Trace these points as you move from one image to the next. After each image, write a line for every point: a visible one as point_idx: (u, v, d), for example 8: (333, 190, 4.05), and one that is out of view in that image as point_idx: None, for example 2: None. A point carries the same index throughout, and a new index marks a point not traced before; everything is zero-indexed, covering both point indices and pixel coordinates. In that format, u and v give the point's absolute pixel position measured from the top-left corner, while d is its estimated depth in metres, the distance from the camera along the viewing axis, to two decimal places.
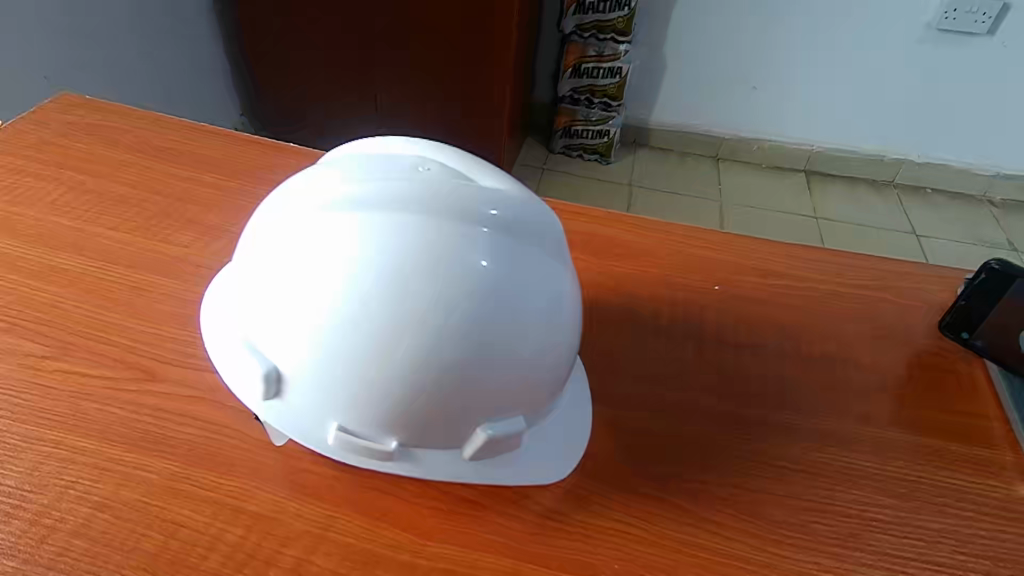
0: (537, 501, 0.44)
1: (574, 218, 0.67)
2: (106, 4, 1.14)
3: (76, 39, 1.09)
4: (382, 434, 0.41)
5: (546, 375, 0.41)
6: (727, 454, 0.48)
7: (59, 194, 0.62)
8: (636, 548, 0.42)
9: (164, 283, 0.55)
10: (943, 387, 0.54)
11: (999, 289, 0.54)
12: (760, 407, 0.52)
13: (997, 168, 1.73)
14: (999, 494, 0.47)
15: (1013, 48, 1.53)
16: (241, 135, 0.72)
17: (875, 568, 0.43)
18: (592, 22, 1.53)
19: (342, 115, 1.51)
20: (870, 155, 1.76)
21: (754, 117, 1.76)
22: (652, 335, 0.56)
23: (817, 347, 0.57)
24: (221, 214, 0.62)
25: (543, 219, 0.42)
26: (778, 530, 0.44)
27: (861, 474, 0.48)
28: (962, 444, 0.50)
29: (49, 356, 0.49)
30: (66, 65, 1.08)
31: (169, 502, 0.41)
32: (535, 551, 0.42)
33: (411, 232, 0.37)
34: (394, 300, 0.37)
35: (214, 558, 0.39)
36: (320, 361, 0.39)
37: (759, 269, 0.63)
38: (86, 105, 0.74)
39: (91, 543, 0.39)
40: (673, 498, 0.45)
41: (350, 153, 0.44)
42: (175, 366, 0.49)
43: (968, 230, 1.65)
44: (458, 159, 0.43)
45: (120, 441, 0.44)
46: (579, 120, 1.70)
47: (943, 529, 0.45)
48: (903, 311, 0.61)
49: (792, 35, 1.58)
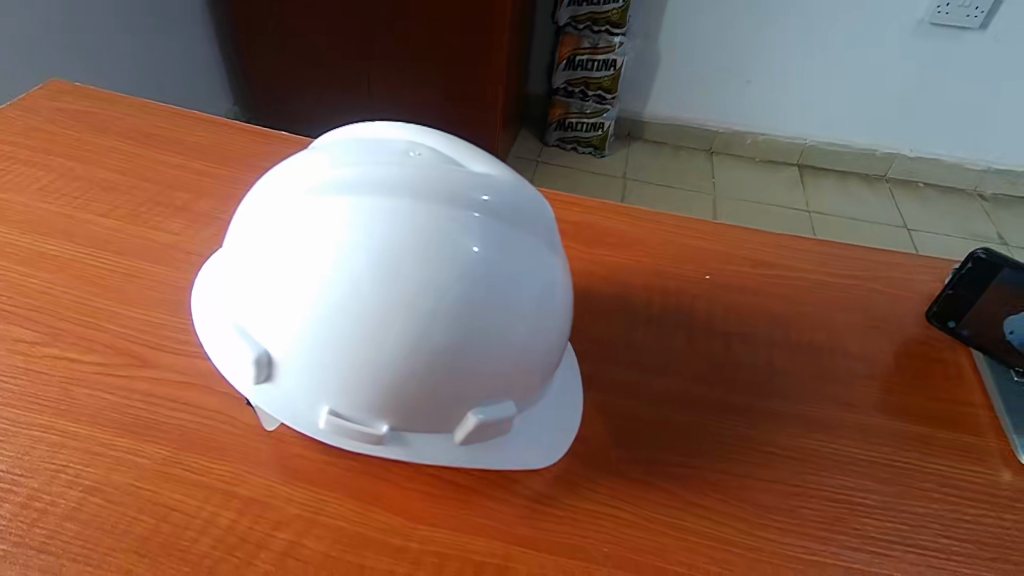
0: (527, 485, 0.44)
1: (568, 208, 0.67)
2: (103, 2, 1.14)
3: (74, 35, 1.09)
4: (373, 418, 0.41)
5: (538, 359, 0.42)
6: (715, 440, 0.49)
7: (48, 181, 0.62)
8: (625, 532, 0.43)
9: (155, 270, 0.55)
10: (930, 375, 0.55)
11: (985, 277, 0.54)
12: (747, 393, 0.52)
13: (989, 162, 1.74)
14: (983, 480, 0.48)
15: (1005, 42, 1.54)
16: (231, 123, 0.71)
17: (859, 552, 0.43)
18: (586, 13, 1.53)
19: (334, 104, 1.49)
20: (862, 149, 1.77)
21: (748, 111, 1.76)
22: (642, 324, 0.57)
23: (806, 335, 0.57)
24: (212, 201, 0.62)
25: (535, 205, 0.41)
26: (765, 514, 0.44)
27: (847, 459, 0.48)
28: (949, 432, 0.51)
29: (39, 341, 0.49)
30: (64, 67, 1.09)
31: (160, 486, 0.42)
32: (525, 534, 0.42)
33: (399, 215, 0.37)
34: (385, 280, 0.37)
35: (204, 541, 0.39)
36: (310, 345, 0.39)
37: (750, 259, 0.64)
38: (75, 91, 0.73)
39: (82, 526, 0.39)
40: (661, 482, 0.45)
41: (338, 137, 0.44)
42: (167, 352, 0.49)
43: (959, 225, 1.66)
44: (450, 143, 0.43)
45: (111, 425, 0.44)
46: (573, 112, 1.70)
47: (927, 514, 0.45)
48: (893, 301, 0.61)
49: (787, 30, 1.59)
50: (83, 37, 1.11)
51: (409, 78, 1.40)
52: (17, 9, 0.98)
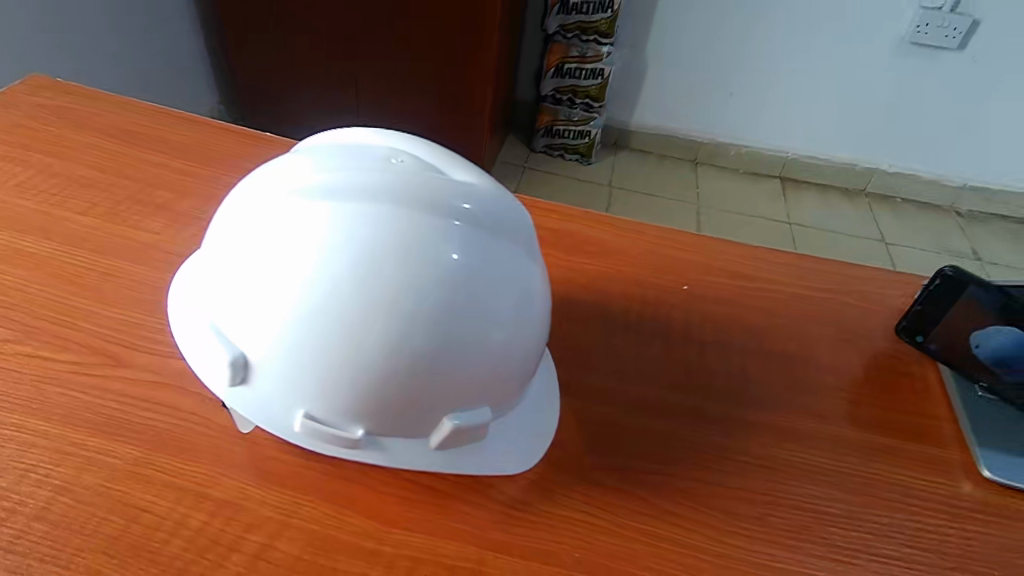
0: (502, 490, 0.45)
1: (549, 216, 0.67)
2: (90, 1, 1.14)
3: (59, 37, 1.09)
4: (349, 422, 0.41)
5: (515, 366, 0.42)
6: (689, 448, 0.49)
7: (26, 177, 0.61)
8: (596, 538, 0.43)
9: (133, 269, 0.54)
10: (897, 388, 0.56)
11: (952, 294, 0.55)
12: (722, 402, 0.53)
13: (965, 179, 1.78)
14: (946, 492, 0.49)
15: (982, 63, 1.58)
16: (214, 123, 0.71)
17: (825, 560, 0.44)
18: (575, 22, 1.55)
19: (321, 105, 1.49)
20: (843, 163, 1.80)
21: (732, 123, 1.78)
22: (620, 332, 0.57)
23: (779, 346, 0.59)
24: (193, 201, 0.62)
25: (515, 214, 0.42)
26: (733, 521, 0.45)
27: (816, 469, 0.49)
28: (915, 443, 0.52)
29: (13, 339, 0.48)
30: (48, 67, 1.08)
31: (131, 487, 0.41)
32: (497, 539, 0.42)
33: (380, 219, 0.38)
34: (365, 282, 0.37)
35: (175, 542, 0.39)
36: (288, 349, 0.39)
37: (727, 270, 0.65)
38: (55, 87, 0.72)
39: (51, 527, 0.39)
40: (634, 490, 0.46)
41: (321, 141, 0.44)
42: (141, 352, 0.49)
43: (935, 239, 1.70)
44: (430, 149, 0.43)
45: (83, 425, 0.44)
46: (560, 120, 1.71)
47: (891, 524, 0.47)
48: (865, 315, 0.62)
49: (773, 43, 1.61)
50: (72, 37, 1.12)
51: (397, 81, 1.41)
52: (6, 9, 0.97)
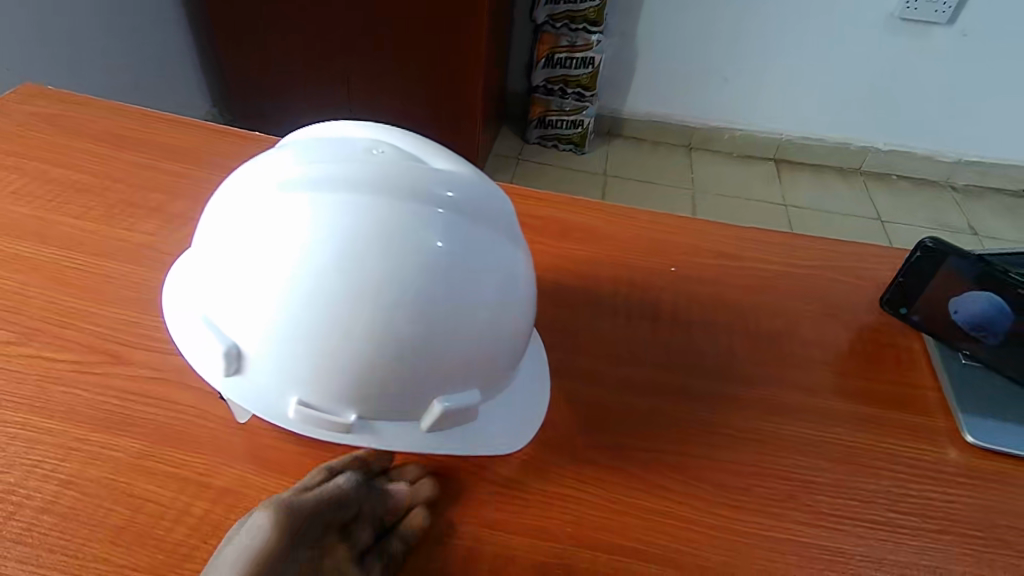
0: (495, 470, 0.46)
1: (539, 204, 0.68)
2: (78, 11, 1.14)
3: (55, 51, 1.10)
4: (342, 407, 0.42)
5: (502, 349, 0.43)
6: (674, 424, 0.51)
7: (21, 184, 0.62)
8: (586, 512, 0.45)
9: (129, 269, 0.56)
10: (882, 360, 0.58)
11: (931, 266, 0.56)
12: (706, 378, 0.54)
13: (960, 154, 1.78)
14: (930, 458, 0.50)
15: (973, 37, 1.58)
16: (206, 125, 0.72)
17: (810, 526, 0.45)
18: (564, 11, 1.55)
19: (315, 104, 1.50)
20: (837, 143, 1.81)
21: (725, 106, 1.79)
22: (607, 315, 0.58)
23: (765, 324, 0.60)
24: (186, 202, 0.63)
25: (496, 202, 0.43)
26: (721, 492, 0.47)
27: (802, 441, 0.51)
28: (899, 412, 0.53)
29: (15, 341, 0.49)
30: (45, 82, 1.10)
31: (135, 478, 0.43)
32: (492, 517, 0.44)
33: (361, 209, 0.39)
34: (350, 272, 0.38)
35: (179, 530, 0.41)
36: (279, 342, 0.41)
37: (713, 251, 0.66)
38: (47, 95, 0.73)
39: (58, 519, 0.40)
40: (623, 466, 0.47)
41: (300, 136, 0.45)
42: (140, 349, 0.50)
43: (932, 216, 1.71)
44: (410, 140, 0.44)
45: (85, 421, 0.45)
46: (553, 110, 1.71)
47: (876, 490, 0.48)
48: (852, 290, 0.63)
49: (764, 25, 1.61)
50: (65, 48, 1.12)
51: (390, 78, 1.41)
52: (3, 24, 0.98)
